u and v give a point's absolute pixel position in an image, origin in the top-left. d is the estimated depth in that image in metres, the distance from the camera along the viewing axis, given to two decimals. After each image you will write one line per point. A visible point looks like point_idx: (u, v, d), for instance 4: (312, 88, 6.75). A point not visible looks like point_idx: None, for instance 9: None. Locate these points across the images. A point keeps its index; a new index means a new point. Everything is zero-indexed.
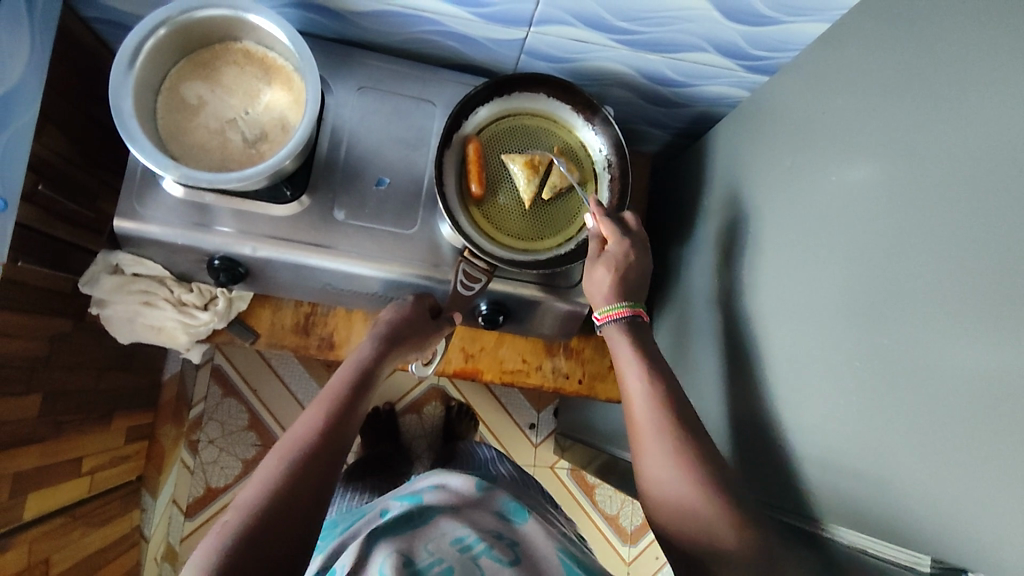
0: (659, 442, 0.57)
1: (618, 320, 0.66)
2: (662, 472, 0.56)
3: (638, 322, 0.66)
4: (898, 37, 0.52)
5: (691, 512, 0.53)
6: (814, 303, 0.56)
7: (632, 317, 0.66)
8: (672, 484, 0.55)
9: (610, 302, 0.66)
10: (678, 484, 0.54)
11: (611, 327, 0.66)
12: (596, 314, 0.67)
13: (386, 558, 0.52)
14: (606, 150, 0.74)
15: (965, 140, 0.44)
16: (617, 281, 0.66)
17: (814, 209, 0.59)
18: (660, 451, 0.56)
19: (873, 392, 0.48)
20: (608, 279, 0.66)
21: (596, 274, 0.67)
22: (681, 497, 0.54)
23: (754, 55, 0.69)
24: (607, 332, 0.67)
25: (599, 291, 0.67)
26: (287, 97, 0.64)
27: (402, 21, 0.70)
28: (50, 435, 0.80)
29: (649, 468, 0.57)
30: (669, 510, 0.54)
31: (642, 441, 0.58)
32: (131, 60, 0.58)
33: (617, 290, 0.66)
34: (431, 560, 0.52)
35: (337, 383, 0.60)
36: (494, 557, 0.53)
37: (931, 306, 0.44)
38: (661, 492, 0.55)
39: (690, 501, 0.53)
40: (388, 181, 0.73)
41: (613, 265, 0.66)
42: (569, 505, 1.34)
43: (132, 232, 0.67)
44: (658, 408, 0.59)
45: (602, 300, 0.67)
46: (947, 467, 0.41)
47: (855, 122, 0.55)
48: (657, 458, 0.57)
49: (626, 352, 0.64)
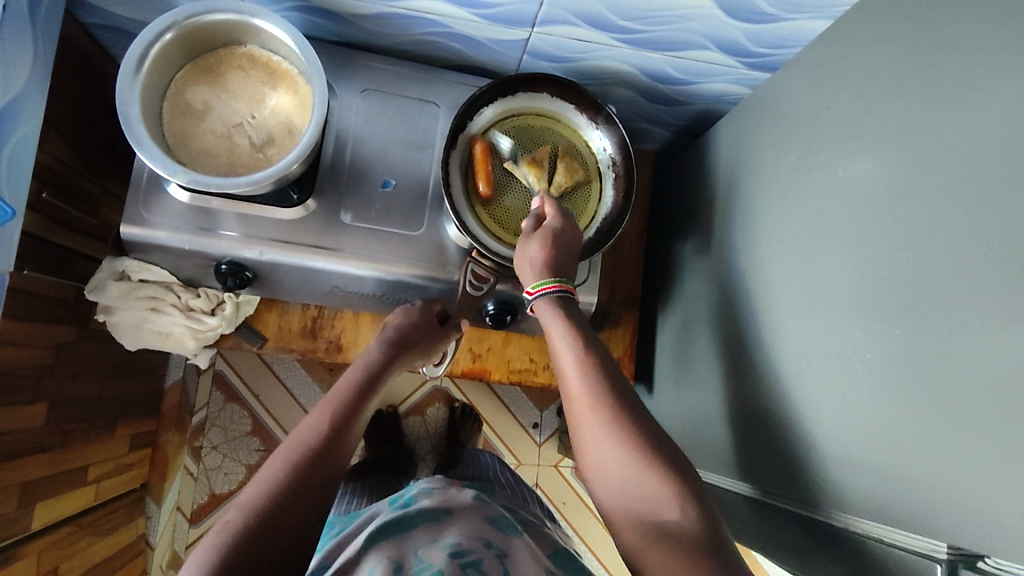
0: (600, 420, 0.55)
1: (546, 296, 0.63)
2: (605, 455, 0.53)
3: (565, 298, 0.63)
4: (899, 32, 0.53)
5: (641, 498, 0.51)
6: (821, 296, 0.57)
7: (561, 293, 0.63)
8: (615, 466, 0.53)
9: (540, 278, 0.64)
10: (621, 472, 0.52)
11: (540, 302, 0.64)
12: (527, 288, 0.65)
13: (375, 569, 0.52)
14: (611, 149, 0.75)
15: (971, 132, 0.44)
16: (545, 258, 0.64)
17: (820, 203, 0.59)
18: (601, 431, 0.54)
19: (884, 383, 0.48)
20: (538, 254, 0.64)
21: (528, 247, 0.65)
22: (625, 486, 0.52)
23: (756, 52, 0.70)
24: (537, 308, 0.64)
25: (529, 266, 0.65)
26: (293, 100, 0.65)
27: (405, 23, 0.70)
28: (56, 444, 0.80)
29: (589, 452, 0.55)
30: (614, 495, 0.52)
31: (581, 422, 0.56)
32: (138, 65, 0.58)
33: (547, 265, 0.64)
34: (423, 567, 0.52)
35: (345, 386, 0.60)
36: (481, 567, 0.52)
37: (939, 294, 0.45)
38: (603, 477, 0.53)
39: (635, 483, 0.51)
40: (394, 183, 0.73)
41: (544, 239, 0.64)
42: (574, 504, 1.35)
43: (138, 238, 0.67)
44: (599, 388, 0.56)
45: (533, 275, 0.64)
46: (961, 455, 0.41)
47: (858, 115, 0.56)
48: (598, 438, 0.54)
49: (557, 329, 0.61)
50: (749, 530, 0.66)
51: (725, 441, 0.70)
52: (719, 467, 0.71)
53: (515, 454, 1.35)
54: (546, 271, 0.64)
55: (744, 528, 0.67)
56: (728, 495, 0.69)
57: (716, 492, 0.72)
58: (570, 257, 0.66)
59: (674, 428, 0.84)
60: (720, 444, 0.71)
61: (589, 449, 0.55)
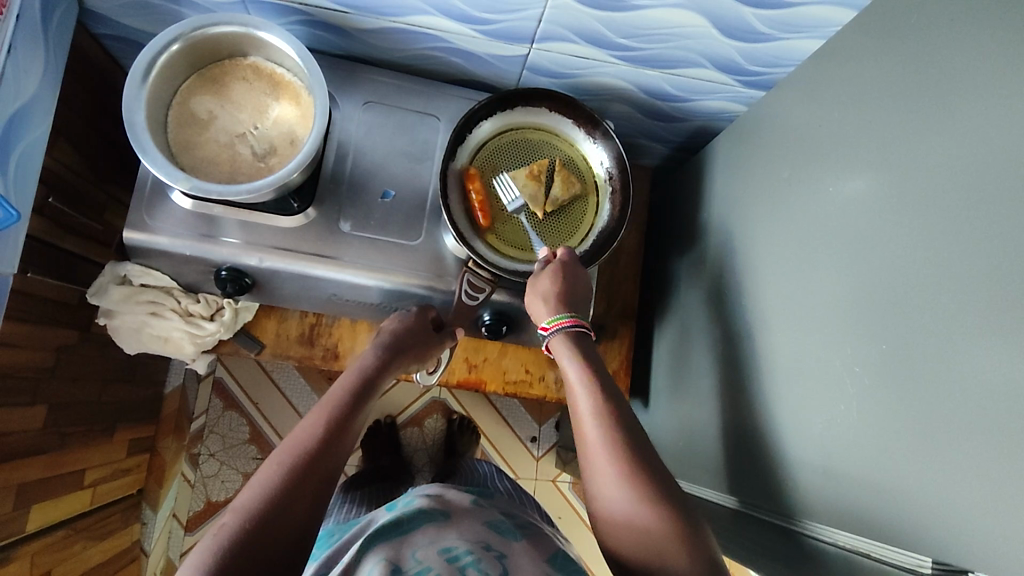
0: (605, 445, 0.57)
1: (562, 331, 0.66)
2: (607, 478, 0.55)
3: (581, 332, 0.66)
4: (891, 49, 0.53)
5: (636, 522, 0.52)
6: (811, 311, 0.58)
7: (576, 328, 0.66)
8: (619, 505, 0.54)
9: (555, 312, 0.66)
10: (621, 496, 0.54)
11: (557, 336, 0.66)
12: (542, 324, 0.67)
13: (376, 568, 0.52)
14: (607, 163, 0.76)
15: (959, 149, 0.45)
16: (559, 293, 0.66)
17: (812, 218, 0.60)
18: (604, 454, 0.56)
19: (873, 398, 0.49)
20: (552, 289, 0.66)
21: (537, 309, 0.67)
22: (626, 513, 0.53)
23: (752, 70, 0.71)
24: (552, 342, 0.67)
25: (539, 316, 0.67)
26: (295, 112, 0.66)
27: (407, 38, 0.72)
28: (55, 446, 0.80)
29: (596, 487, 0.56)
30: (616, 530, 0.53)
31: (590, 454, 0.57)
32: (144, 75, 0.60)
33: (556, 303, 0.66)
34: (417, 570, 0.52)
35: (341, 390, 0.60)
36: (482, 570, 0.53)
37: (925, 309, 0.45)
38: (607, 511, 0.54)
39: (639, 518, 0.52)
40: (393, 194, 0.74)
41: (559, 275, 0.67)
42: (571, 520, 1.34)
43: (141, 243, 0.69)
44: (610, 425, 0.58)
45: (547, 311, 0.66)
46: (946, 468, 0.41)
47: (848, 134, 0.57)
48: (603, 461, 0.56)
49: (571, 368, 0.64)
50: (742, 545, 0.65)
51: (718, 455, 0.70)
52: (712, 481, 0.71)
53: (513, 467, 1.34)
54: (561, 307, 0.66)
55: (737, 544, 0.67)
56: (722, 509, 0.69)
57: (710, 507, 0.72)
58: (582, 295, 0.68)
59: (669, 442, 0.84)
60: (712, 459, 0.71)
61: (596, 486, 0.56)
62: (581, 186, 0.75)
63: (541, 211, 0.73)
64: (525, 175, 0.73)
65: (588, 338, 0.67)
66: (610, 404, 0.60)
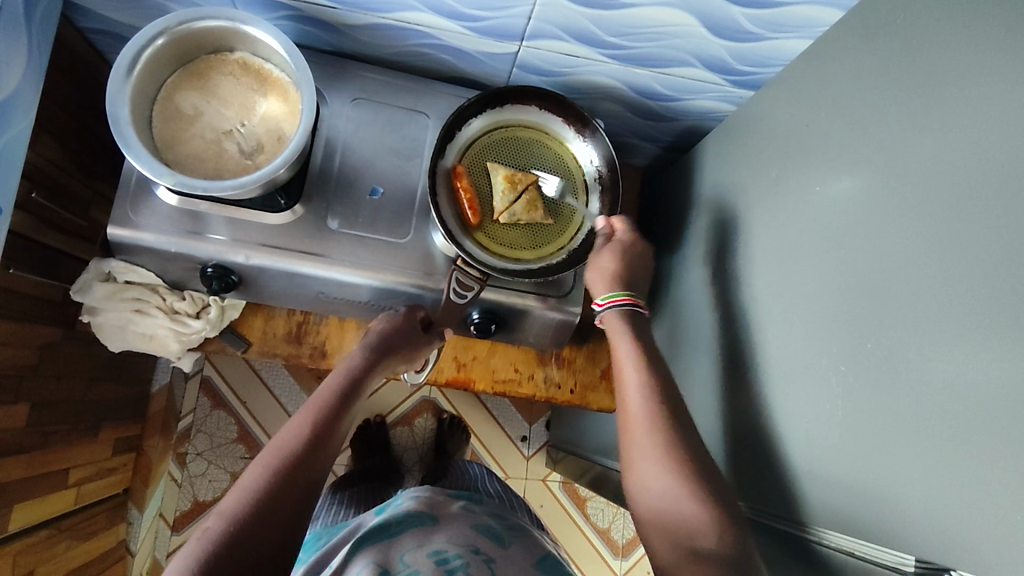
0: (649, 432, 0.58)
1: (617, 308, 0.68)
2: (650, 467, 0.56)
3: (633, 313, 0.68)
4: (877, 50, 0.54)
5: (678, 512, 0.53)
6: (798, 309, 0.58)
7: (630, 308, 0.68)
8: (661, 490, 0.55)
9: (610, 290, 0.69)
10: (661, 484, 0.55)
11: (611, 314, 0.68)
12: (597, 300, 0.70)
13: (363, 571, 0.52)
14: (597, 162, 0.76)
15: (947, 148, 0.45)
16: (616, 273, 0.69)
17: (798, 218, 0.60)
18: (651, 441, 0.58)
19: (859, 397, 0.49)
20: (613, 268, 0.69)
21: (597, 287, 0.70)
22: (667, 502, 0.55)
23: (741, 70, 0.71)
24: (604, 320, 0.69)
25: (600, 283, 0.70)
26: (283, 108, 0.66)
27: (396, 35, 0.71)
28: (37, 445, 0.79)
29: (638, 473, 0.57)
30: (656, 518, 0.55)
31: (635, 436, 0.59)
32: (129, 69, 0.59)
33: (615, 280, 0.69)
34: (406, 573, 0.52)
35: (327, 392, 0.60)
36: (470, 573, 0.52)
37: (910, 309, 0.45)
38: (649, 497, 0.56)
39: (678, 507, 0.54)
40: (381, 191, 0.74)
41: (616, 255, 0.70)
42: (561, 519, 1.34)
43: (125, 239, 0.68)
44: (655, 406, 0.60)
45: (604, 287, 0.69)
46: (931, 468, 0.41)
47: (836, 134, 0.57)
48: (647, 447, 0.57)
49: (623, 343, 0.65)
50: None
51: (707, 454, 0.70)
52: None
53: (503, 466, 1.34)
54: (618, 285, 0.69)
55: None
56: None
57: None
58: (636, 278, 0.71)
59: None
60: None
61: (639, 472, 0.57)
62: (554, 194, 0.75)
63: (500, 212, 0.72)
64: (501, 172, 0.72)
65: (641, 321, 0.68)
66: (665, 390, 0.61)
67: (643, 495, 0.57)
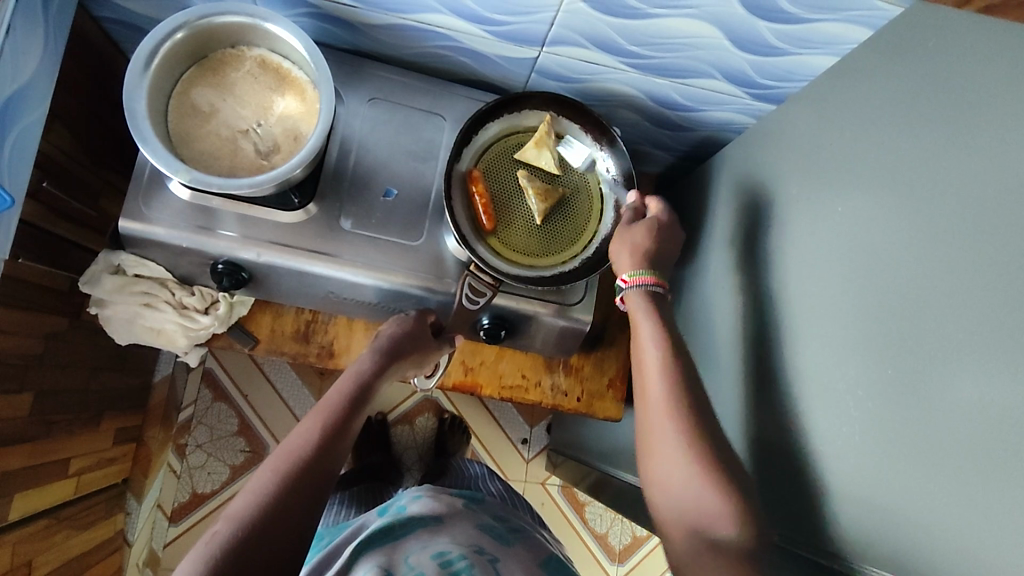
0: (670, 416, 0.56)
1: (641, 286, 0.65)
2: (669, 454, 0.55)
3: (656, 292, 0.65)
4: (901, 70, 0.53)
5: (699, 501, 0.52)
6: (814, 329, 0.57)
7: (653, 287, 0.65)
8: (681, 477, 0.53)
9: (637, 267, 0.66)
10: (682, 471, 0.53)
11: (635, 291, 0.65)
12: (623, 275, 0.66)
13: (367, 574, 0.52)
14: (613, 171, 0.75)
15: (969, 174, 0.44)
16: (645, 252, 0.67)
17: (816, 235, 0.59)
18: (672, 425, 0.56)
19: (876, 422, 0.48)
20: (642, 244, 0.67)
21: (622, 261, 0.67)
22: (688, 492, 0.53)
23: (762, 84, 0.70)
24: (627, 296, 0.66)
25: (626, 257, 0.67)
26: (301, 107, 0.65)
27: (415, 36, 0.71)
28: (40, 434, 0.79)
29: (655, 459, 0.56)
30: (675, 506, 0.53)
31: (652, 418, 0.57)
32: (146, 63, 0.59)
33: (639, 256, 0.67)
34: None
35: (336, 397, 0.59)
36: None
37: (934, 335, 0.44)
38: (668, 484, 0.54)
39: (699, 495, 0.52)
40: (396, 193, 0.73)
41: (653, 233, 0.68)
42: (559, 523, 1.34)
43: (136, 232, 0.67)
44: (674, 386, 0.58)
45: (630, 263, 0.67)
46: (956, 499, 0.41)
47: (857, 153, 0.56)
48: (669, 431, 0.56)
49: (645, 321, 0.63)
50: None
51: None
52: None
53: (502, 468, 1.34)
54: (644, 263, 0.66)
55: None
56: None
57: None
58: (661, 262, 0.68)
59: None
60: None
61: (656, 457, 0.56)
62: (570, 201, 0.75)
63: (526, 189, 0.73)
64: (544, 125, 0.73)
65: (664, 303, 0.66)
66: (686, 373, 0.59)
67: (660, 487, 0.55)
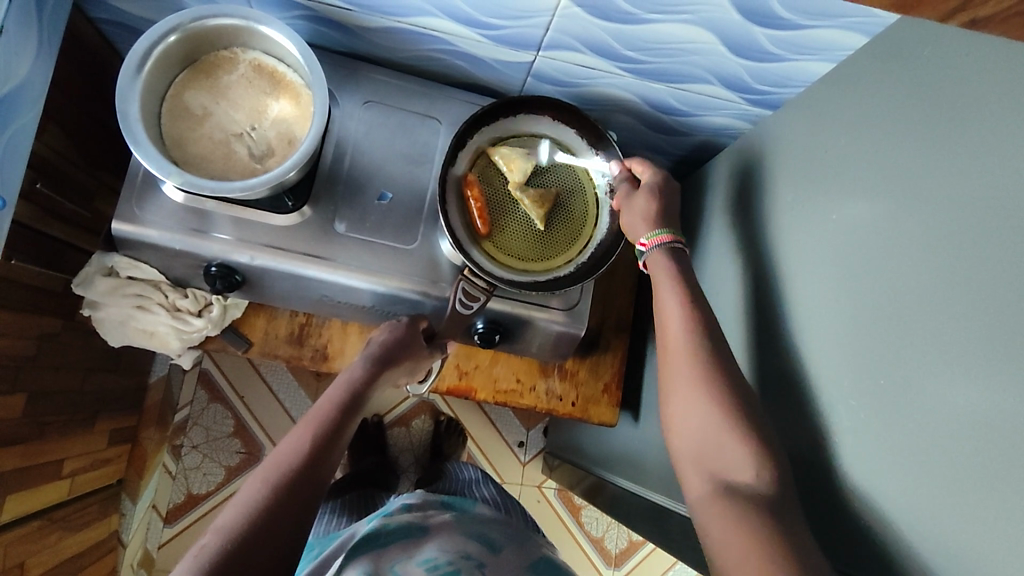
0: (690, 372, 0.56)
1: (659, 247, 0.65)
2: (692, 410, 0.55)
3: (676, 249, 0.65)
4: (897, 78, 0.53)
5: (720, 458, 0.52)
6: (808, 338, 0.57)
7: (671, 245, 0.65)
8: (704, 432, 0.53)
9: (654, 229, 0.66)
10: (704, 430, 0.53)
11: (655, 251, 0.65)
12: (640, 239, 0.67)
13: None
14: (609, 176, 0.75)
15: (963, 183, 0.44)
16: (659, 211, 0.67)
17: (811, 242, 0.59)
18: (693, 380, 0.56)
19: (869, 433, 0.48)
20: (652, 208, 0.67)
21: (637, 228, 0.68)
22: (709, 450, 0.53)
23: (759, 89, 0.70)
24: (648, 255, 0.66)
25: (638, 222, 0.68)
26: (295, 111, 0.65)
27: (411, 39, 0.70)
28: (33, 436, 0.79)
29: (677, 415, 0.56)
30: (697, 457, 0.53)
31: (674, 371, 0.57)
32: (139, 65, 0.59)
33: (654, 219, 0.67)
34: None
35: (326, 405, 0.59)
36: None
37: (927, 346, 0.44)
38: (692, 437, 0.54)
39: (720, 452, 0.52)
40: (390, 197, 0.73)
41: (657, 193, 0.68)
42: (555, 527, 1.33)
43: (129, 235, 0.67)
44: (694, 344, 0.58)
45: (645, 227, 0.67)
46: (951, 513, 0.40)
47: (853, 160, 0.56)
48: (688, 385, 0.56)
49: (664, 280, 0.63)
50: None
51: None
52: None
53: (499, 471, 1.34)
54: (659, 224, 0.67)
55: None
56: None
57: None
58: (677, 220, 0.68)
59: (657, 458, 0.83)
60: None
61: (678, 413, 0.56)
62: (565, 205, 0.74)
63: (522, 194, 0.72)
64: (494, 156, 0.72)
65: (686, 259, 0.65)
66: (708, 325, 0.59)
67: (682, 452, 0.55)
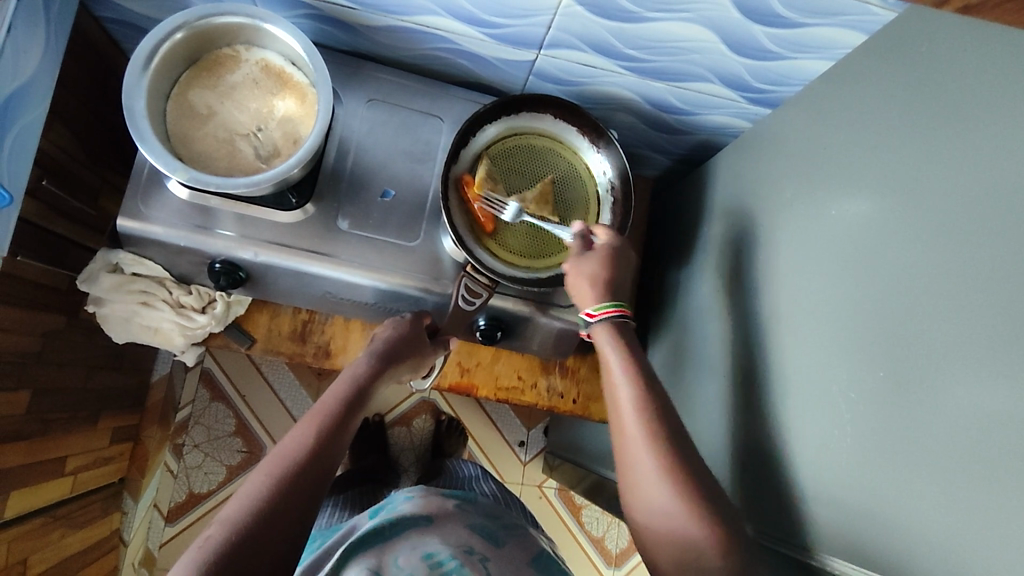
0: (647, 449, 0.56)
1: (606, 320, 0.65)
2: (651, 490, 0.54)
3: (622, 324, 0.66)
4: (895, 75, 0.53)
5: (680, 536, 0.52)
6: (806, 332, 0.57)
7: (621, 318, 0.66)
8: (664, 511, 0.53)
9: (600, 301, 0.66)
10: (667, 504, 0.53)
11: (601, 326, 0.65)
12: (588, 309, 0.66)
13: None
14: (610, 173, 0.76)
15: (959, 176, 0.44)
16: (606, 280, 0.67)
17: (809, 238, 0.60)
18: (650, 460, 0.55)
19: (867, 425, 0.49)
20: (601, 273, 0.67)
21: (580, 288, 0.67)
22: (669, 527, 0.53)
23: (758, 88, 0.71)
24: (595, 332, 0.66)
25: (586, 294, 0.67)
26: (299, 109, 0.65)
27: (414, 38, 0.71)
28: (36, 432, 0.79)
29: (636, 494, 0.56)
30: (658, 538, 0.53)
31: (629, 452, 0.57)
32: (146, 62, 0.59)
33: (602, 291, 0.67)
34: None
35: (330, 400, 0.60)
36: None
37: (923, 337, 0.45)
38: (651, 516, 0.54)
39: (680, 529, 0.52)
40: (393, 194, 0.73)
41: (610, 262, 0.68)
42: (555, 527, 1.34)
43: (134, 231, 0.67)
44: (647, 421, 0.57)
45: (592, 296, 0.66)
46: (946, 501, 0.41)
47: (851, 157, 0.56)
48: (647, 464, 0.55)
49: (613, 355, 0.63)
50: None
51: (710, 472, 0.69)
52: None
53: (499, 470, 1.34)
54: (608, 296, 0.67)
55: None
56: None
57: None
58: (625, 284, 0.69)
59: None
60: None
61: (637, 494, 0.55)
62: (567, 203, 0.75)
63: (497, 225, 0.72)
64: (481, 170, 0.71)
65: (629, 331, 0.66)
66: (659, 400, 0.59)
67: (646, 527, 0.55)
